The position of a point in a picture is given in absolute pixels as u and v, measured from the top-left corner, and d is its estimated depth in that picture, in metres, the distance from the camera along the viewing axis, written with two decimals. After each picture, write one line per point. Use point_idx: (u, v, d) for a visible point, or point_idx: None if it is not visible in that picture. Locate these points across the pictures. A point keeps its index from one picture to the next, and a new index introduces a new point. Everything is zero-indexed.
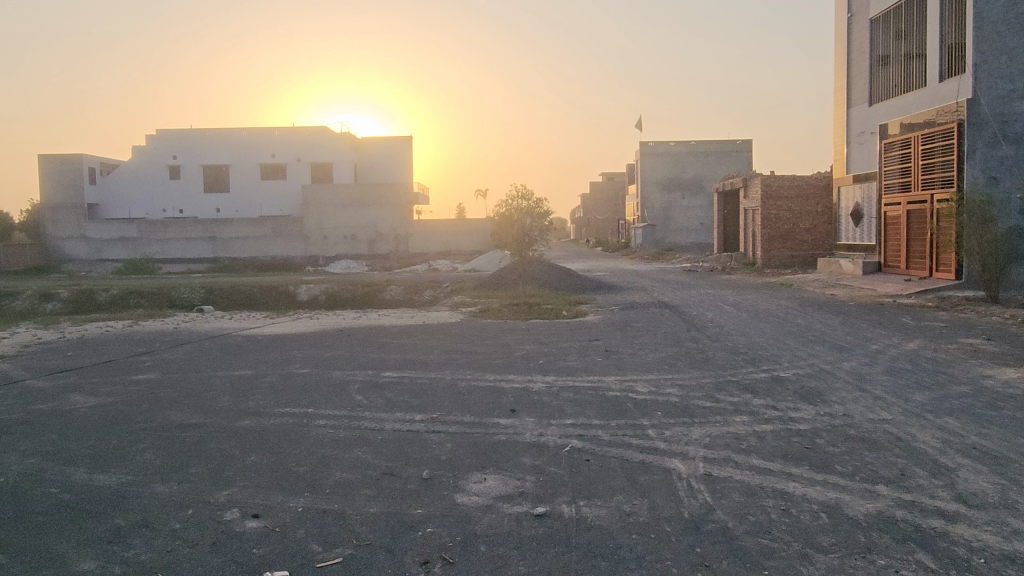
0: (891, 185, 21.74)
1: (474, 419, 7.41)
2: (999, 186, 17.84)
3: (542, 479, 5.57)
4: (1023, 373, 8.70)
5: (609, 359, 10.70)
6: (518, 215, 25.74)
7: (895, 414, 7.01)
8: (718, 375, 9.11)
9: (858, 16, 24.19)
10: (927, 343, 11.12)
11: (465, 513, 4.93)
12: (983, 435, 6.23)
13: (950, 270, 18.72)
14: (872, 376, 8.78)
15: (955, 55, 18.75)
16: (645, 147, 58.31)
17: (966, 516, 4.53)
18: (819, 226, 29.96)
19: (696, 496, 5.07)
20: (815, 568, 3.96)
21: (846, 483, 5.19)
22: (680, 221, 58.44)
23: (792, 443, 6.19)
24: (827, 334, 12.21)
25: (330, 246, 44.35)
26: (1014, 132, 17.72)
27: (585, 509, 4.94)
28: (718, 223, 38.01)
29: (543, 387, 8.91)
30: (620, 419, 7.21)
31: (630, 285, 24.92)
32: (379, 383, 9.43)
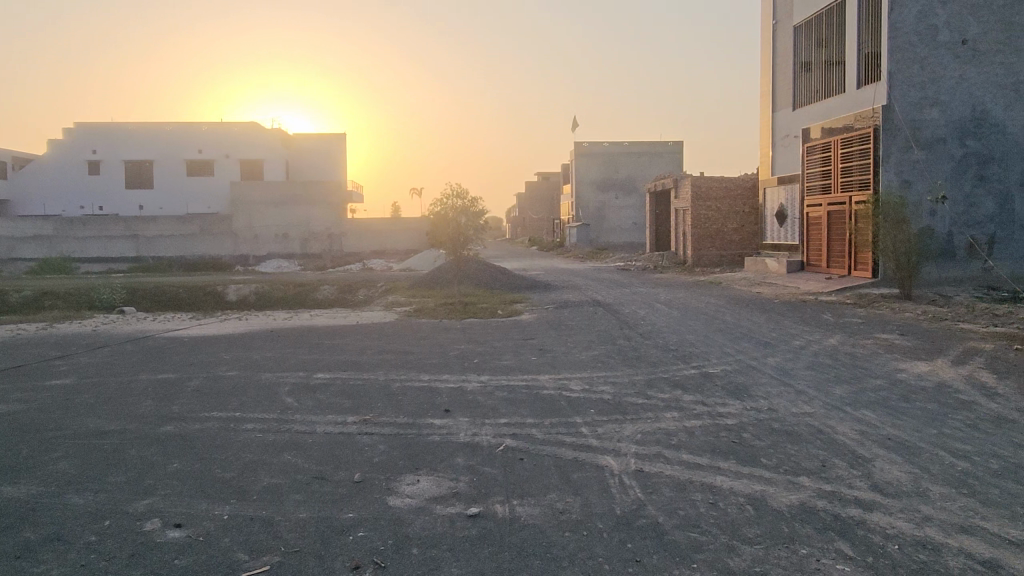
0: (813, 186, 22.57)
1: (407, 420, 7.31)
2: (912, 189, 18.77)
3: (475, 479, 5.54)
4: (932, 367, 9.17)
5: (544, 358, 10.73)
6: (453, 214, 25.55)
7: (816, 407, 7.28)
8: (650, 373, 9.25)
9: (781, 24, 25.09)
10: (845, 338, 11.60)
11: (397, 515, 4.85)
12: (897, 426, 6.53)
13: (867, 269, 19.61)
14: (795, 371, 9.10)
15: (872, 63, 19.64)
16: (579, 146, 59.11)
17: (881, 504, 4.73)
18: (746, 226, 30.91)
19: (627, 492, 5.13)
20: (741, 559, 4.05)
21: (770, 475, 5.35)
22: (613, 221, 59.26)
23: (720, 437, 6.35)
24: (754, 330, 12.58)
25: (261, 245, 43.44)
26: (925, 138, 18.68)
27: (518, 508, 4.93)
28: (651, 222, 38.74)
29: (477, 386, 8.87)
30: (554, 418, 7.23)
31: (567, 284, 25.02)
32: (310, 385, 9.20)
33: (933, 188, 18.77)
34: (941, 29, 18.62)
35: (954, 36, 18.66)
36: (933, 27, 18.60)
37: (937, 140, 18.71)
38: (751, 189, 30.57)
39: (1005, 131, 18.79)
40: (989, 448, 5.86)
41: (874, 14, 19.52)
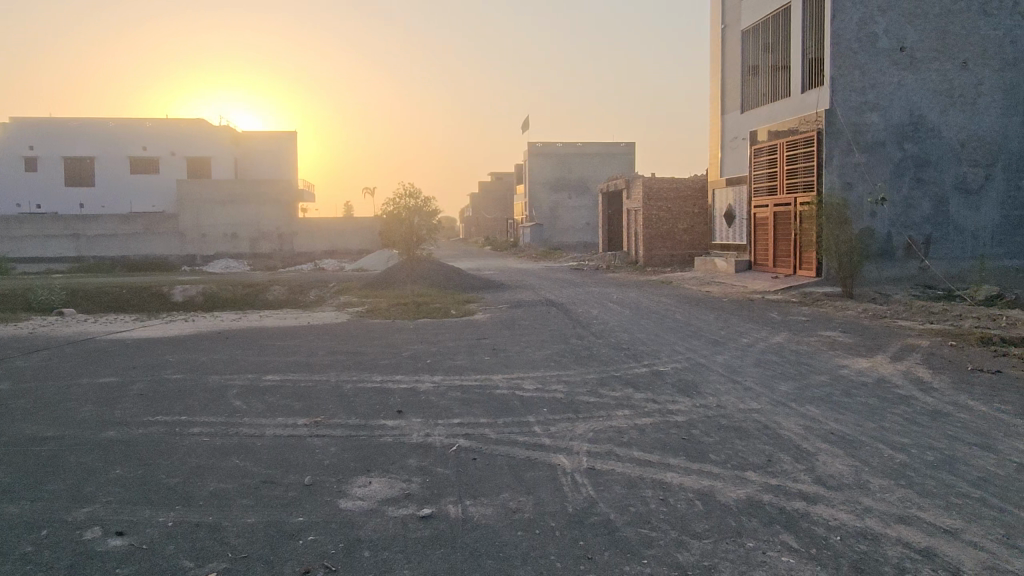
0: (760, 188, 23.09)
1: (359, 422, 7.22)
2: (853, 191, 19.38)
3: (429, 480, 5.51)
4: (873, 363, 9.48)
5: (497, 358, 10.74)
6: (406, 214, 25.42)
7: (763, 403, 7.46)
8: (602, 372, 9.33)
9: (729, 28, 25.61)
10: (791, 335, 11.91)
11: (348, 518, 4.79)
12: (839, 421, 6.73)
13: (811, 268, 20.16)
14: (742, 368, 9.30)
15: (815, 68, 20.22)
16: (532, 146, 59.29)
17: (824, 497, 4.87)
18: (696, 226, 31.45)
19: (579, 491, 5.17)
20: (690, 554, 4.12)
21: (718, 470, 5.45)
22: (566, 221, 59.69)
23: (670, 434, 6.44)
24: (704, 329, 12.82)
25: (208, 245, 42.41)
26: (866, 141, 19.30)
27: (471, 508, 4.92)
28: (603, 223, 39.10)
29: (430, 386, 8.84)
30: (507, 417, 7.25)
31: (521, 284, 25.06)
32: (260, 388, 9.01)
33: (874, 190, 19.39)
34: (880, 36, 19.26)
35: (893, 43, 19.32)
36: (873, 34, 19.24)
37: (877, 143, 19.33)
38: (700, 190, 31.12)
39: (941, 135, 19.47)
40: (925, 441, 6.08)
41: (817, 21, 20.10)
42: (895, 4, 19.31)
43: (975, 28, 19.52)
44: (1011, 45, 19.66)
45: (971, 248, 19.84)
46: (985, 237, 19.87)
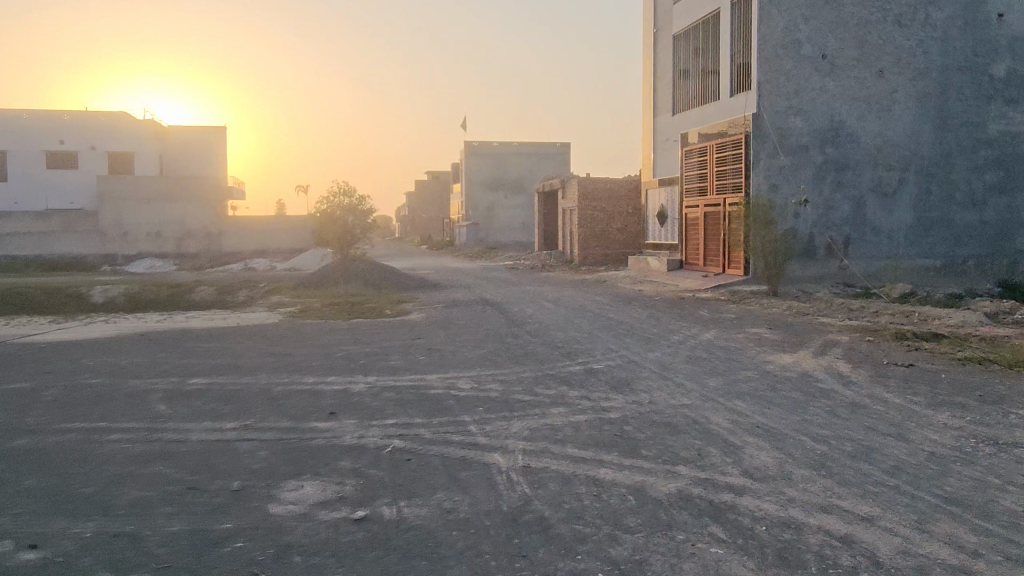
0: (691, 189, 23.66)
1: (290, 425, 7.05)
2: (779, 192, 20.05)
3: (362, 482, 5.42)
4: (796, 358, 9.83)
5: (433, 357, 10.69)
6: (340, 212, 25.05)
7: (693, 399, 7.64)
8: (537, 370, 9.39)
9: (661, 33, 26.14)
10: (719, 332, 12.24)
11: (278, 524, 4.67)
12: (764, 415, 6.95)
13: (739, 267, 20.78)
14: (673, 364, 9.52)
15: (743, 73, 20.86)
16: (469, 146, 59.17)
17: (751, 488, 5.02)
18: (630, 226, 31.98)
19: (514, 489, 5.18)
20: (622, 548, 4.18)
21: (650, 465, 5.56)
22: (502, 220, 59.83)
23: (604, 431, 6.53)
24: (636, 327, 13.05)
25: (130, 245, 40.83)
26: (790, 145, 20.01)
27: (405, 509, 4.88)
28: (540, 222, 39.35)
29: (365, 387, 8.72)
30: (442, 417, 7.21)
31: (456, 283, 24.97)
32: (184, 391, 8.70)
33: (797, 191, 20.12)
34: (803, 44, 20.02)
35: (815, 51, 20.10)
36: (796, 42, 20.00)
37: (800, 147, 20.07)
38: (633, 191, 31.65)
39: (860, 140, 20.34)
40: (845, 433, 6.33)
41: (745, 28, 20.74)
42: (817, 13, 20.10)
43: (891, 38, 20.46)
44: (923, 56, 20.68)
45: (886, 249, 20.72)
46: (898, 238, 20.76)
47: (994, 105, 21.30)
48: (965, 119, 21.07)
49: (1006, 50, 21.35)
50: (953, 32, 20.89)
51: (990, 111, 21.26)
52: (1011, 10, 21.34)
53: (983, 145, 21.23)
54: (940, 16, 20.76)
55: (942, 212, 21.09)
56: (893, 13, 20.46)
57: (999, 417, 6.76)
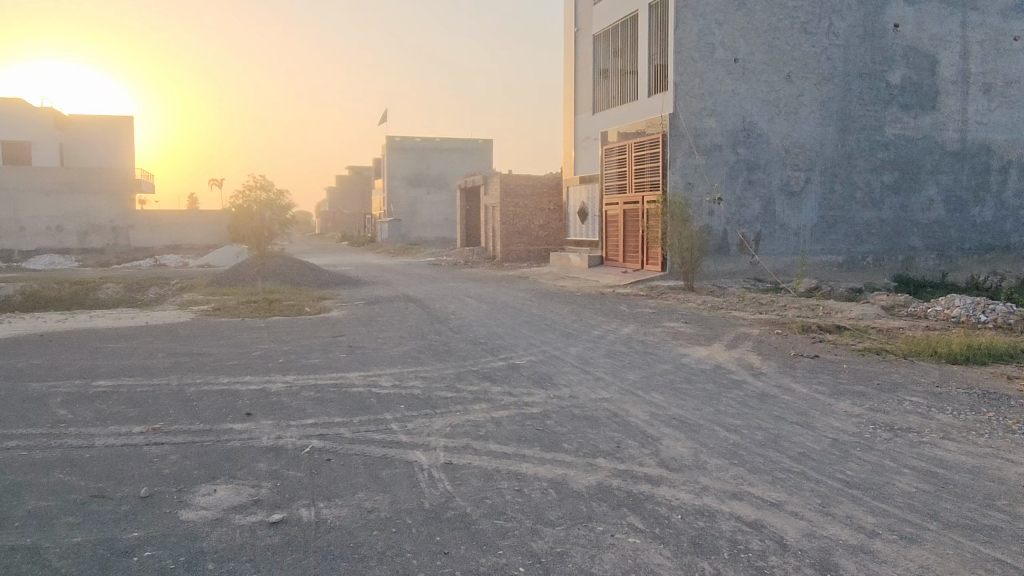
0: (610, 186, 24.10)
1: (204, 427, 6.79)
2: (694, 190, 20.67)
3: (279, 484, 5.28)
4: (710, 351, 10.18)
5: (353, 355, 10.52)
6: (258, 208, 24.07)
7: (612, 392, 7.79)
8: (459, 367, 9.38)
9: (581, 32, 26.48)
10: (638, 327, 12.53)
11: (189, 530, 4.49)
12: (680, 406, 7.16)
13: (657, 263, 21.33)
14: (594, 359, 9.68)
15: (661, 74, 21.41)
16: (391, 141, 58.43)
17: (667, 478, 5.16)
18: (551, 223, 32.31)
19: (436, 486, 5.16)
20: (543, 541, 4.22)
21: (571, 458, 5.64)
22: (424, 217, 59.40)
23: (525, 426, 6.58)
24: (558, 322, 13.22)
25: (28, 240, 38.42)
26: (704, 145, 20.67)
27: (325, 510, 4.78)
28: (462, 218, 39.32)
29: (282, 386, 8.49)
30: (363, 415, 7.10)
31: (376, 280, 24.62)
32: (88, 394, 8.24)
33: (711, 190, 20.80)
34: (717, 47, 20.71)
35: (727, 54, 20.82)
36: (710, 45, 20.65)
37: (714, 146, 20.76)
38: (555, 188, 31.96)
39: (769, 141, 21.20)
40: (755, 422, 6.60)
41: (662, 30, 21.27)
42: (730, 18, 20.80)
43: (798, 44, 21.38)
44: (827, 62, 21.70)
45: (794, 246, 21.68)
46: (805, 235, 21.76)
47: (891, 110, 22.59)
48: (865, 123, 22.26)
49: (901, 59, 22.66)
50: (854, 40, 22.01)
51: (887, 115, 22.53)
52: (906, 21, 22.65)
53: (881, 148, 22.48)
54: (842, 24, 21.81)
55: (845, 210, 22.23)
56: (800, 20, 21.36)
57: (895, 404, 7.18)
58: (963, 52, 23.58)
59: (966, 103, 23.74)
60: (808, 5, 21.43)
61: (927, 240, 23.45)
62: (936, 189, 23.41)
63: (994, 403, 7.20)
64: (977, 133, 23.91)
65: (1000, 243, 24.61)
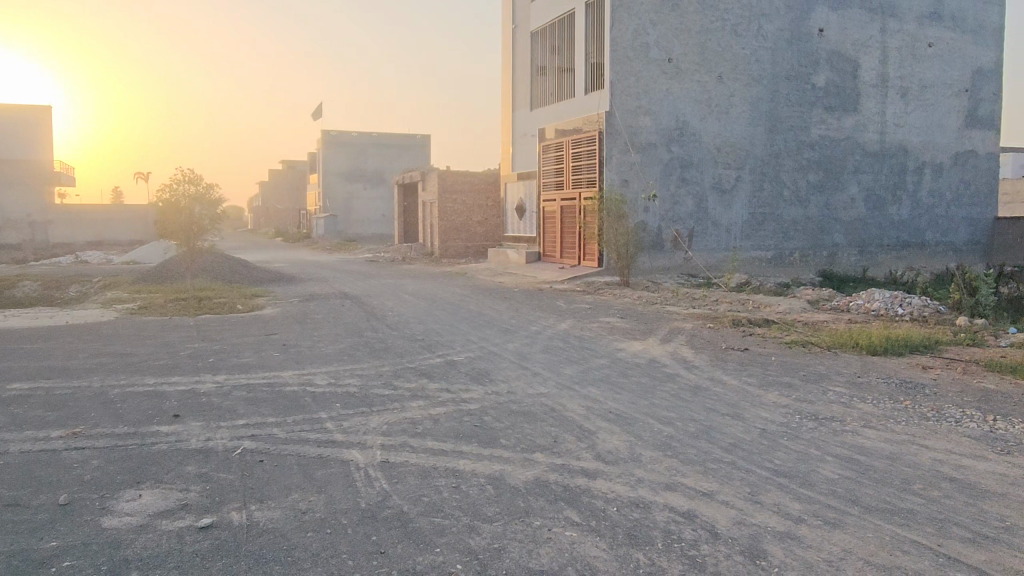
0: (548, 183, 24.26)
1: (128, 430, 6.52)
2: (630, 187, 20.99)
3: (209, 487, 5.11)
4: (645, 345, 10.36)
5: (288, 353, 10.29)
6: (185, 202, 21.46)
7: (549, 387, 7.85)
8: (396, 364, 9.27)
9: (519, 29, 26.52)
10: (575, 322, 12.66)
11: (112, 538, 4.30)
12: (615, 400, 7.27)
13: (593, 259, 21.59)
14: (531, 354, 9.73)
15: (598, 73, 21.65)
16: (327, 135, 57.18)
17: (603, 472, 5.22)
18: (489, 219, 32.33)
19: (373, 485, 5.09)
20: (481, 538, 4.22)
21: (509, 454, 5.65)
22: (361, 212, 58.58)
23: (463, 422, 6.56)
24: (495, 318, 13.23)
25: None
26: (640, 143, 21.01)
27: (257, 513, 4.66)
28: (400, 214, 38.90)
29: (213, 387, 8.23)
30: (297, 415, 6.96)
31: (311, 276, 24.14)
32: (1, 398, 7.80)
33: (646, 187, 21.15)
34: (651, 47, 21.06)
35: (661, 54, 21.20)
36: (644, 45, 20.99)
37: (649, 144, 21.12)
38: (493, 184, 31.96)
39: (702, 140, 21.70)
40: (687, 414, 6.75)
41: (598, 29, 21.52)
42: (663, 19, 21.18)
43: (729, 46, 21.91)
44: (757, 64, 22.34)
45: (725, 242, 22.26)
46: (735, 231, 22.38)
47: (816, 112, 23.43)
48: (791, 124, 23.02)
49: (825, 62, 23.51)
50: (782, 43, 22.72)
51: (813, 116, 23.36)
52: (830, 26, 23.49)
53: (806, 148, 23.30)
54: (771, 28, 22.48)
55: (773, 208, 22.96)
56: (731, 23, 21.90)
57: (819, 394, 7.46)
58: (882, 57, 24.63)
59: (885, 106, 24.82)
60: (738, 8, 21.99)
61: (849, 237, 24.46)
62: (857, 188, 24.43)
63: (909, 392, 7.57)
64: (895, 135, 25.05)
65: (916, 240, 25.89)
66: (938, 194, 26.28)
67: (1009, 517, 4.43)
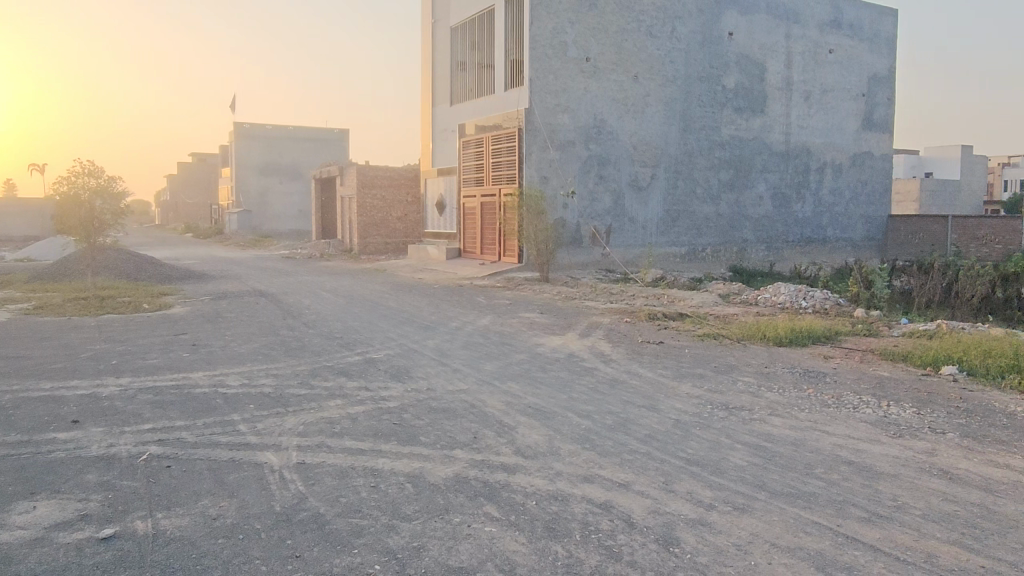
0: (468, 179, 24.23)
1: (22, 438, 6.12)
2: (549, 184, 21.19)
3: (112, 496, 4.85)
4: (564, 340, 10.51)
5: (199, 353, 9.89)
6: (85, 196, 20.12)
7: (469, 383, 7.86)
8: (313, 362, 9.07)
9: (438, 24, 26.30)
10: (496, 318, 12.71)
11: (2, 554, 4.03)
12: (535, 395, 7.33)
13: (513, 255, 21.72)
14: (451, 351, 9.69)
15: (518, 70, 21.73)
16: (240, 127, 55.13)
17: (522, 466, 5.26)
18: (410, 215, 32.02)
19: (288, 487, 4.95)
20: (400, 537, 4.17)
21: (428, 451, 5.61)
22: (276, 207, 57.01)
23: (382, 421, 6.47)
24: (415, 315, 13.12)
25: None
26: (559, 140, 21.23)
27: (164, 521, 4.46)
28: (317, 209, 37.95)
29: (116, 390, 7.82)
30: (208, 418, 6.69)
31: (223, 274, 23.29)
32: None
33: (565, 184, 21.41)
34: (570, 45, 21.29)
35: (580, 53, 21.48)
36: (563, 43, 21.20)
37: (568, 141, 21.36)
38: (413, 180, 31.64)
39: (619, 138, 22.13)
40: (604, 407, 6.89)
41: (517, 26, 21.61)
42: (581, 18, 21.45)
43: (644, 46, 22.42)
44: (671, 65, 22.96)
45: (641, 237, 22.81)
46: (651, 228, 22.96)
47: (726, 113, 24.29)
48: (704, 123, 23.77)
49: (735, 65, 24.38)
50: (694, 45, 23.42)
51: (723, 116, 24.20)
52: (739, 30, 24.37)
53: (718, 147, 24.13)
54: (684, 30, 23.14)
55: (686, 205, 23.67)
56: (646, 24, 22.41)
57: (729, 384, 7.75)
58: (787, 61, 25.76)
59: (790, 108, 25.95)
60: (652, 10, 22.51)
61: (758, 233, 25.49)
62: (765, 187, 25.47)
63: (812, 380, 7.96)
64: (799, 136, 26.25)
65: (818, 237, 27.24)
66: (838, 192, 27.73)
67: (901, 496, 4.71)
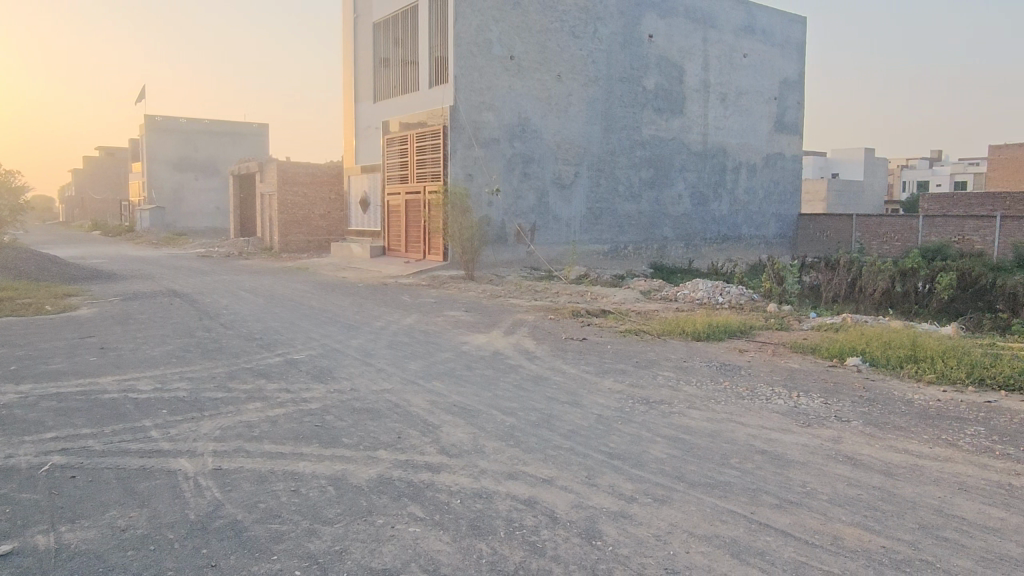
0: (392, 176, 23.95)
1: None
2: (474, 182, 21.17)
3: (8, 511, 4.56)
4: (489, 338, 10.53)
5: (107, 357, 9.41)
6: None
7: (393, 382, 7.78)
8: (231, 365, 8.78)
9: (361, 19, 25.85)
10: (421, 316, 12.61)
11: None
12: (459, 393, 7.32)
13: (438, 253, 21.61)
14: (375, 350, 9.56)
15: (442, 67, 21.61)
16: (151, 120, 52.80)
17: (446, 465, 5.24)
18: (332, 213, 31.42)
19: (203, 494, 4.78)
20: (321, 541, 4.09)
21: (350, 453, 5.51)
22: (191, 204, 54.85)
23: (303, 423, 6.32)
24: (338, 314, 12.88)
25: None
26: (484, 138, 21.22)
27: (68, 534, 4.23)
28: (235, 207, 36.71)
29: (14, 397, 7.35)
30: (117, 424, 6.39)
31: (134, 273, 22.25)
32: None
33: (491, 181, 21.42)
34: (494, 43, 21.31)
35: (504, 51, 21.53)
36: (487, 41, 21.19)
37: (492, 139, 21.37)
38: (335, 177, 31.05)
39: (542, 136, 22.32)
40: (528, 404, 6.94)
41: (441, 22, 21.48)
42: (505, 16, 21.50)
43: (567, 46, 22.68)
44: (593, 66, 23.31)
45: (565, 235, 23.05)
46: (575, 225, 23.25)
47: (646, 113, 24.83)
48: (625, 123, 24.25)
49: (655, 66, 24.97)
50: (615, 46, 23.85)
51: (644, 117, 24.74)
52: (658, 33, 24.97)
53: (639, 147, 24.67)
54: (605, 31, 23.53)
55: (609, 203, 24.09)
56: (569, 24, 22.67)
57: (650, 378, 7.95)
58: (704, 64, 26.55)
59: (707, 110, 26.76)
60: (575, 10, 22.80)
61: (677, 231, 26.18)
62: (684, 186, 26.19)
63: (728, 373, 8.23)
64: (716, 137, 27.10)
65: (734, 234, 28.22)
66: (752, 191, 28.79)
67: (810, 482, 4.94)
